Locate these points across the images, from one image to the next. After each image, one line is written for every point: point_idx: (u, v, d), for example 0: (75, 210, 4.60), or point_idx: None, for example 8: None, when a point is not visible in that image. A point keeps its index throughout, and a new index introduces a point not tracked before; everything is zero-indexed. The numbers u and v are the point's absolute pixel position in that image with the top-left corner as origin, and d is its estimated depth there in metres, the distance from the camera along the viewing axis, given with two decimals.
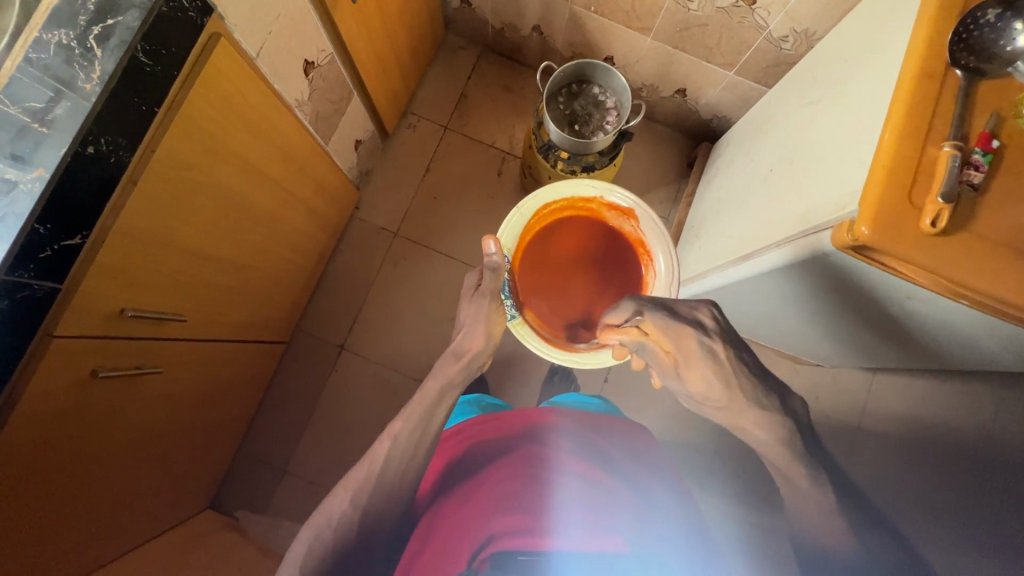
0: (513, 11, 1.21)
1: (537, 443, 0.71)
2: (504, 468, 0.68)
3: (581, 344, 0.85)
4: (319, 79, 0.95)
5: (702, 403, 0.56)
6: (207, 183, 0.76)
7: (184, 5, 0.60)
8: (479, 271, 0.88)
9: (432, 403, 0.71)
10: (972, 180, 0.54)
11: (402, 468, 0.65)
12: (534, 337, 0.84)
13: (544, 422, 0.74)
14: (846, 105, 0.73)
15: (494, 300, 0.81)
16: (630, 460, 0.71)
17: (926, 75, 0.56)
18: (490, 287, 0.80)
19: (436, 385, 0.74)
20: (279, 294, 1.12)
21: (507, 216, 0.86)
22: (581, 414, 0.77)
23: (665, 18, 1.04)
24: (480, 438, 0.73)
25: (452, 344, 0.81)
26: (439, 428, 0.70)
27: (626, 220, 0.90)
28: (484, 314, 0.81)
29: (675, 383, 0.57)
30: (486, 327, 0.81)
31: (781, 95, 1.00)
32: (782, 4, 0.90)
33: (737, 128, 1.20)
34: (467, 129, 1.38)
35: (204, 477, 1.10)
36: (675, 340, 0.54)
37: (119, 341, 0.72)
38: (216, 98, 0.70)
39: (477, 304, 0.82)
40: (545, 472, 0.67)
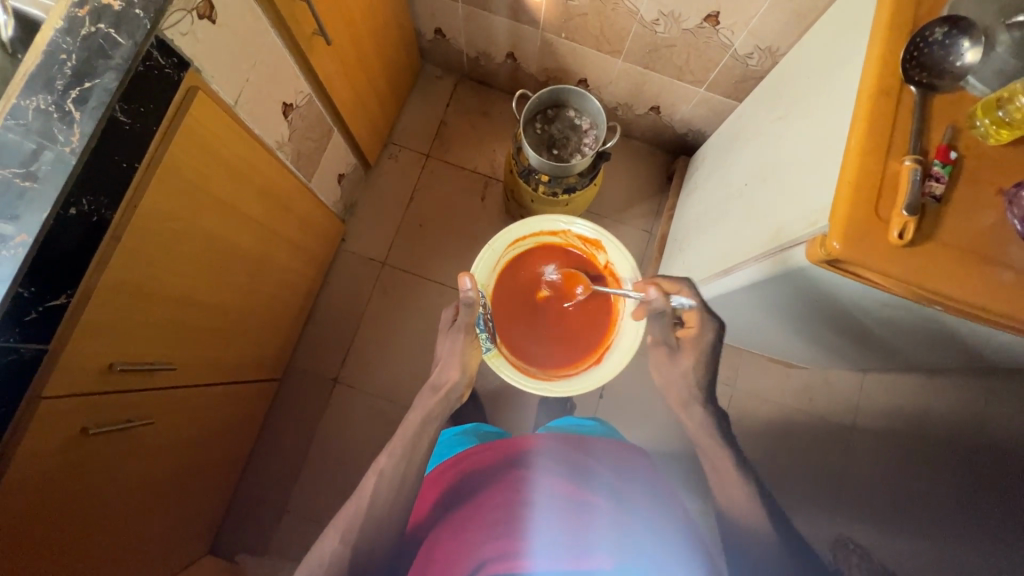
0: (486, 39, 1.24)
1: (525, 467, 0.72)
2: (497, 485, 0.70)
3: (556, 372, 0.85)
4: (298, 119, 0.96)
5: (679, 377, 0.79)
6: (192, 231, 0.76)
7: (160, 62, 0.61)
8: (455, 305, 0.90)
9: (414, 436, 0.75)
10: (935, 191, 0.55)
11: (390, 502, 0.69)
12: (508, 368, 0.83)
13: (533, 442, 0.76)
14: (813, 122, 0.75)
15: (467, 334, 0.82)
16: (617, 469, 0.74)
17: (881, 93, 0.58)
18: (464, 321, 0.81)
19: (417, 419, 0.78)
20: (269, 333, 1.12)
21: (479, 253, 0.85)
22: (567, 434, 0.79)
23: (633, 40, 1.07)
24: (474, 467, 0.73)
25: (430, 377, 0.84)
26: (425, 454, 0.75)
27: (596, 250, 0.89)
28: (459, 348, 0.83)
29: (669, 361, 0.80)
30: (460, 359, 0.83)
31: (752, 108, 1.02)
32: (744, 23, 0.93)
33: (712, 141, 1.23)
34: (449, 156, 1.40)
35: (202, 523, 1.08)
36: (699, 324, 0.78)
37: (111, 395, 0.71)
38: (197, 149, 0.71)
39: (453, 339, 0.84)
40: (532, 497, 0.68)
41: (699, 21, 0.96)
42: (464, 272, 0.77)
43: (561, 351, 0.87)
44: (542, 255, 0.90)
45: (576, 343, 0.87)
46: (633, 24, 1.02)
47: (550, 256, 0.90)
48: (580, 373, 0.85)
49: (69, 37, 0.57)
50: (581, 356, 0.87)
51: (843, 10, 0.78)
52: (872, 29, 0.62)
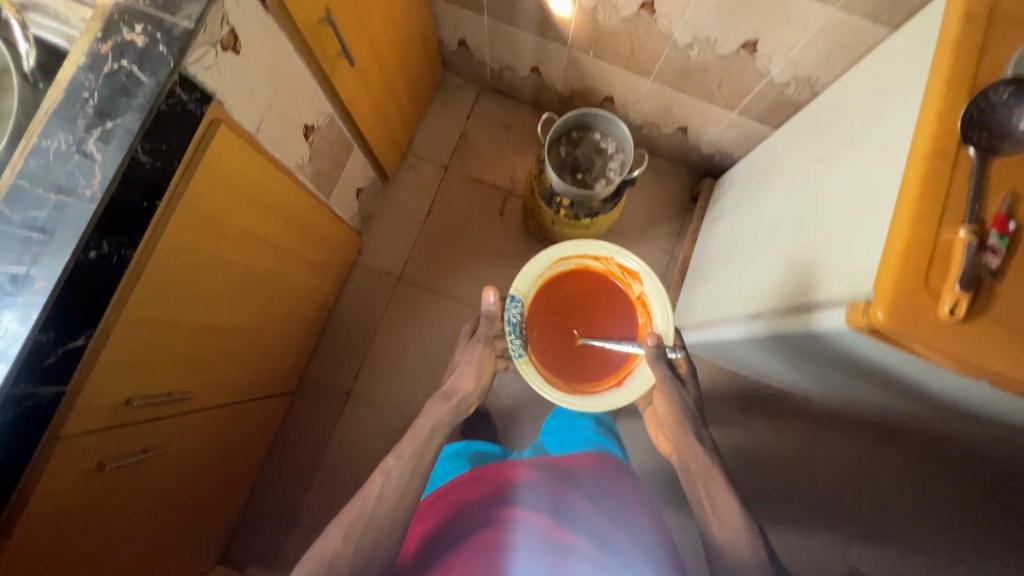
0: (511, 53, 1.21)
1: (508, 502, 0.76)
2: (483, 524, 0.74)
3: (577, 389, 0.81)
4: (319, 140, 0.94)
5: (685, 405, 0.82)
6: (210, 262, 0.75)
7: (183, 99, 0.60)
8: (476, 319, 0.93)
9: (423, 443, 0.77)
10: (990, 264, 0.52)
11: (394, 504, 0.70)
12: (535, 376, 0.78)
13: (516, 474, 0.80)
14: (854, 174, 0.71)
15: (486, 346, 0.85)
16: (603, 495, 0.80)
17: (934, 156, 0.55)
18: (485, 333, 0.85)
19: (427, 425, 0.79)
20: (285, 349, 1.12)
21: (529, 259, 0.80)
22: (547, 462, 0.84)
23: (664, 62, 1.03)
24: (461, 501, 0.78)
25: (442, 387, 0.86)
26: (431, 462, 0.76)
27: (633, 282, 0.85)
28: (477, 358, 0.86)
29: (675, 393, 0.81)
30: (477, 369, 0.85)
31: (789, 140, 0.99)
32: (783, 52, 0.89)
33: (742, 166, 1.19)
34: (469, 169, 1.38)
35: (213, 536, 1.08)
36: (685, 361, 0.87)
37: (129, 428, 0.71)
38: (217, 182, 0.69)
39: (472, 349, 0.87)
40: (516, 536, 0.72)
41: (736, 48, 0.92)
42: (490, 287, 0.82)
43: (583, 369, 0.83)
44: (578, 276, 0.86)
45: (599, 363, 0.83)
46: (664, 46, 0.98)
47: (590, 280, 0.86)
48: (600, 393, 0.81)
49: (92, 74, 0.56)
50: (602, 377, 0.83)
51: (894, 55, 0.74)
52: (928, 88, 0.59)
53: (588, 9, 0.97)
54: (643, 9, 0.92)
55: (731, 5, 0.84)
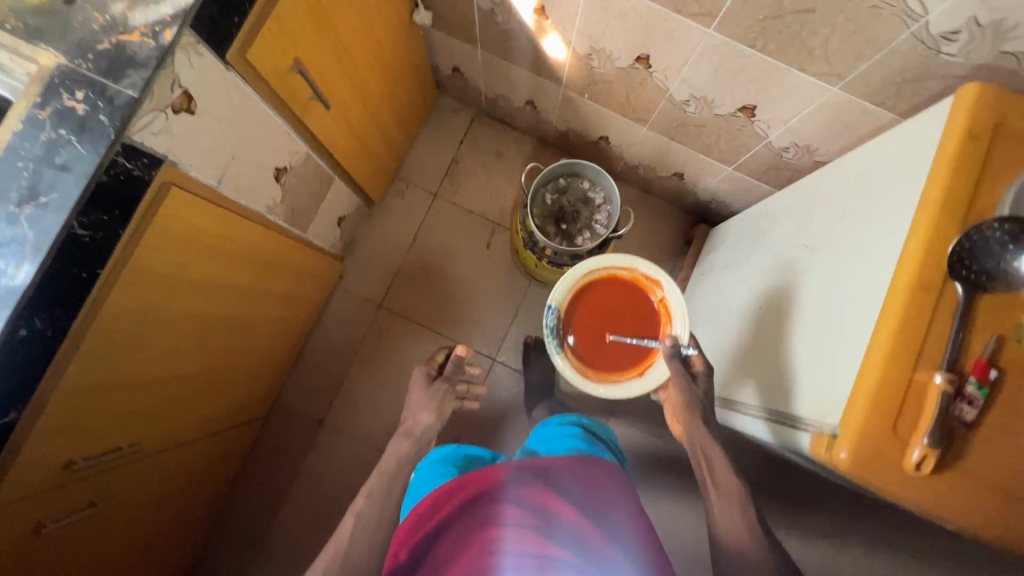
0: (505, 85, 1.16)
1: (486, 521, 0.66)
2: (454, 558, 0.63)
3: (605, 376, 0.89)
4: (293, 179, 0.91)
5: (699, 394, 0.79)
6: (165, 318, 0.72)
7: (128, 167, 0.57)
8: (427, 362, 0.89)
9: (390, 479, 0.72)
10: (965, 415, 0.49)
11: (372, 544, 0.66)
12: (570, 367, 0.89)
13: (495, 480, 0.69)
14: (835, 279, 0.67)
15: (449, 389, 0.85)
16: (596, 498, 0.71)
17: (914, 298, 0.51)
18: (450, 374, 0.86)
19: (392, 464, 0.74)
20: (257, 380, 1.10)
21: (559, 283, 0.92)
22: (531, 462, 0.74)
23: (660, 113, 0.98)
24: (427, 537, 0.65)
25: (401, 425, 0.80)
26: (399, 499, 0.71)
27: (655, 288, 0.91)
28: (439, 399, 0.83)
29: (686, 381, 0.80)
30: (439, 408, 0.82)
31: (784, 204, 0.93)
32: (782, 120, 0.84)
33: (737, 218, 1.14)
34: (458, 197, 1.34)
35: (176, 560, 1.08)
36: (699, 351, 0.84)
37: (73, 485, 0.69)
38: (171, 242, 0.66)
39: (434, 391, 0.84)
40: (494, 561, 0.62)
41: (734, 109, 0.87)
42: (460, 345, 0.89)
43: (608, 359, 0.90)
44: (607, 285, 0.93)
45: (624, 355, 0.90)
46: (660, 99, 0.94)
47: (619, 288, 0.93)
48: (628, 381, 0.88)
49: (27, 142, 0.53)
50: (625, 365, 0.89)
51: (889, 148, 0.69)
52: (913, 216, 0.54)
53: (583, 55, 0.92)
54: (638, 62, 0.87)
55: (728, 70, 0.79)
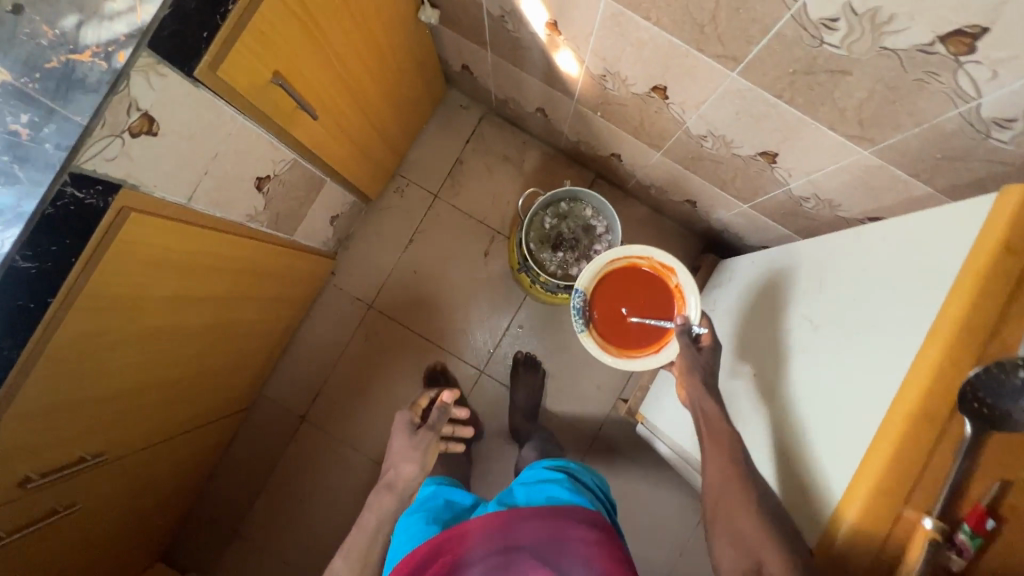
0: (515, 89, 1.08)
1: None
2: None
3: (626, 352, 0.88)
4: (277, 187, 0.86)
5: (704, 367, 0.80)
6: (132, 336, 0.70)
7: (78, 196, 0.52)
8: (410, 410, 0.83)
9: (369, 538, 0.68)
10: (954, 563, 0.48)
11: None
12: (593, 343, 0.88)
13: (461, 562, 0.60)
14: (822, 376, 0.63)
15: (435, 437, 0.78)
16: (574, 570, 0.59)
17: (910, 433, 0.50)
18: (434, 420, 0.79)
19: (370, 521, 0.69)
20: (240, 377, 1.08)
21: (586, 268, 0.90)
22: (501, 525, 0.63)
23: (675, 143, 0.90)
24: None
25: (383, 475, 0.75)
26: (379, 559, 0.67)
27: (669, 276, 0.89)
28: (427, 447, 0.77)
29: (693, 352, 0.82)
30: (424, 458, 0.76)
31: (788, 253, 0.86)
32: (804, 171, 0.76)
33: (743, 257, 1.07)
34: (459, 200, 1.28)
35: (151, 543, 1.10)
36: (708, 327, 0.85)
37: (29, 499, 0.68)
38: (135, 265, 0.63)
39: (419, 440, 0.77)
40: None
41: (753, 153, 0.79)
42: (446, 390, 0.82)
43: (627, 336, 0.89)
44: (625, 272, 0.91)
45: (644, 333, 0.89)
46: (676, 130, 0.86)
47: (636, 276, 0.91)
48: (648, 355, 0.87)
49: None
50: (643, 342, 0.88)
51: (891, 237, 0.64)
52: (923, 343, 0.51)
53: (597, 75, 0.85)
54: (654, 92, 0.79)
55: (751, 115, 0.71)
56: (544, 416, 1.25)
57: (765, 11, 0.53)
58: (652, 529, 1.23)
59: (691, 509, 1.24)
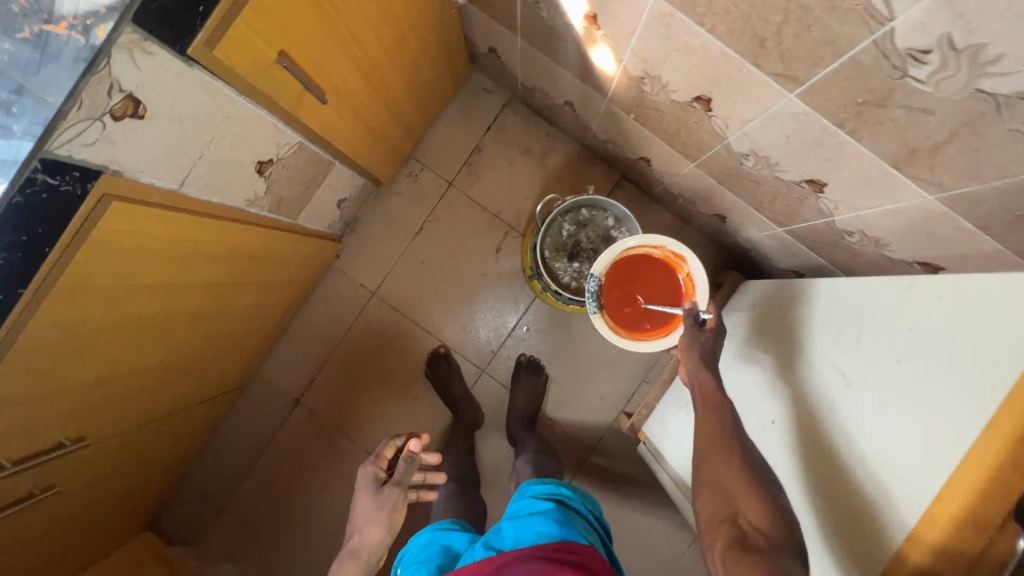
0: (544, 80, 1.01)
1: None
2: None
3: (636, 337, 0.90)
4: (281, 171, 0.81)
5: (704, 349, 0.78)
6: (114, 325, 0.66)
7: (51, 181, 0.48)
8: (374, 458, 0.72)
9: None
10: None
11: None
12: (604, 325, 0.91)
13: None
14: (859, 452, 0.61)
15: (404, 494, 0.68)
16: None
17: (952, 540, 0.49)
18: (401, 476, 0.68)
19: None
20: (234, 358, 1.05)
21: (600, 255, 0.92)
22: None
23: (712, 156, 0.83)
24: None
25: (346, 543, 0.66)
26: None
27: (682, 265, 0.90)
28: (392, 507, 0.66)
29: (696, 332, 0.80)
30: (391, 522, 0.66)
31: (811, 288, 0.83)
32: (854, 206, 0.69)
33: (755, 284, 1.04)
34: (474, 191, 1.22)
35: (136, 514, 1.09)
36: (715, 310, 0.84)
37: (2, 486, 0.65)
38: (117, 255, 0.58)
39: (384, 500, 0.67)
40: None
41: (799, 179, 0.72)
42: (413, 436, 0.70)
43: (638, 322, 0.91)
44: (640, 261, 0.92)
45: (655, 320, 0.90)
46: (716, 144, 0.79)
47: (649, 265, 0.92)
48: (657, 340, 0.88)
49: None
50: (654, 328, 0.90)
51: (934, 303, 0.60)
52: (970, 447, 0.49)
53: (635, 77, 0.77)
54: (697, 102, 0.72)
55: (802, 141, 0.64)
56: (543, 422, 1.21)
57: (842, 33, 0.45)
58: (644, 547, 1.19)
59: (685, 532, 1.20)
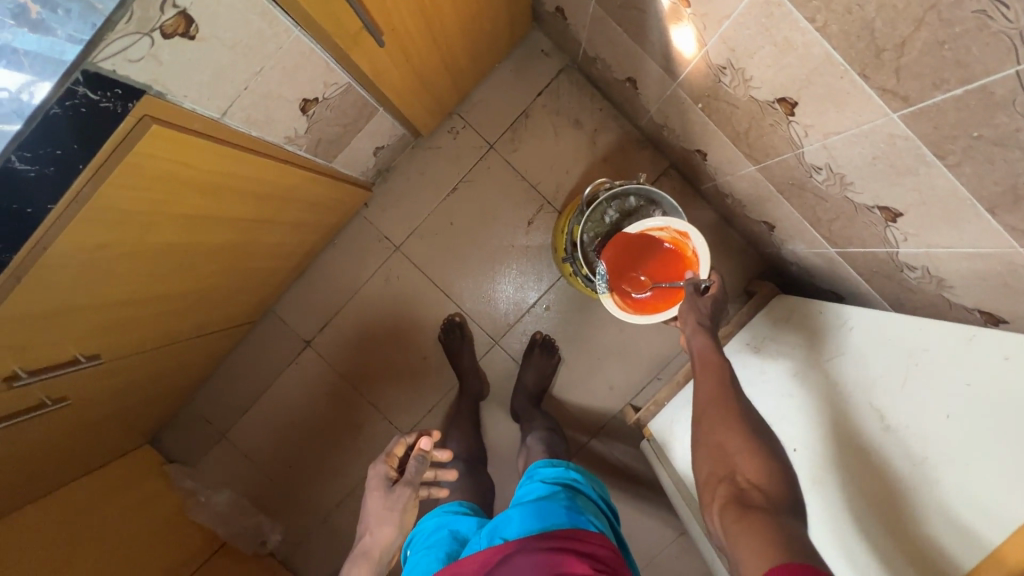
0: (609, 50, 0.94)
1: None
2: None
3: (643, 314, 0.86)
4: (323, 111, 0.76)
5: (699, 313, 0.75)
6: (142, 250, 0.64)
7: (91, 97, 0.44)
8: (383, 458, 0.71)
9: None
10: None
11: None
12: (612, 304, 0.88)
13: None
14: (896, 497, 0.63)
15: (413, 495, 0.68)
16: None
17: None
18: (412, 476, 0.68)
19: None
20: (253, 292, 1.04)
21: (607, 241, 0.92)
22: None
23: (778, 163, 0.78)
24: None
25: (357, 540, 0.67)
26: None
27: (686, 243, 0.87)
28: (402, 505, 0.67)
29: (693, 297, 0.76)
30: (400, 519, 0.66)
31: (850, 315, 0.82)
32: (926, 243, 0.63)
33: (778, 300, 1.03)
34: (515, 157, 1.17)
35: (142, 428, 1.11)
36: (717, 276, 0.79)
37: (16, 393, 0.65)
38: (152, 180, 0.56)
39: (396, 498, 0.67)
40: None
41: (872, 204, 0.67)
42: (423, 435, 0.70)
43: (645, 304, 0.88)
44: (649, 247, 0.91)
45: (662, 300, 0.86)
46: (788, 151, 0.73)
47: (657, 249, 0.90)
48: (661, 314, 0.84)
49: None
50: (661, 307, 0.86)
51: (995, 361, 0.58)
52: None
53: (714, 65, 0.71)
54: (779, 104, 0.66)
55: (889, 164, 0.58)
56: (548, 402, 1.21)
57: (980, 57, 0.40)
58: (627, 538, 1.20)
59: (670, 529, 1.21)
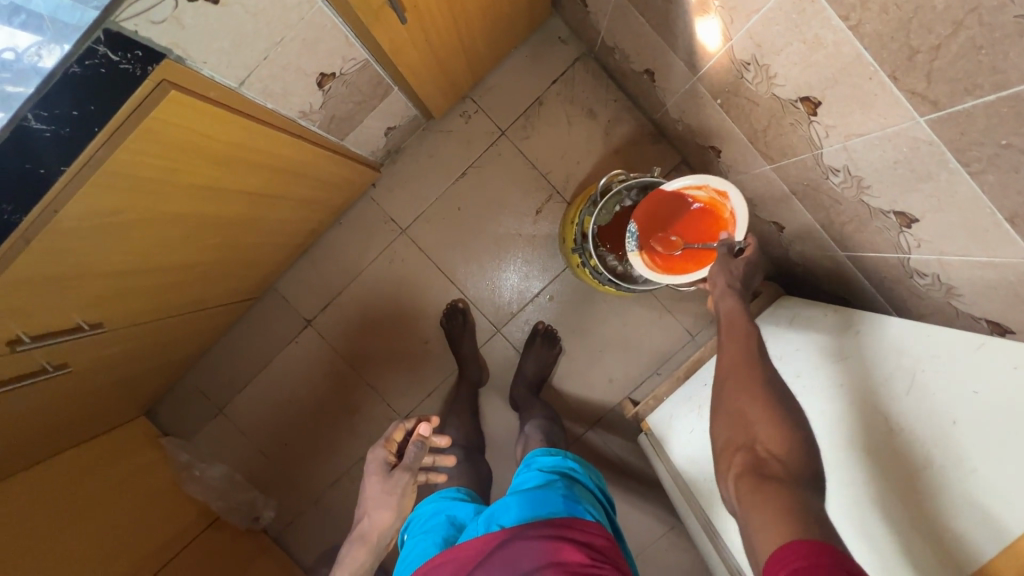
0: (629, 40, 0.93)
1: None
2: None
3: (673, 274, 0.88)
4: (340, 86, 0.75)
5: (732, 274, 0.74)
6: (151, 219, 0.63)
7: (111, 58, 0.43)
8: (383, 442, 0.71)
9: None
10: None
11: None
12: (641, 264, 0.90)
13: None
14: (904, 499, 0.63)
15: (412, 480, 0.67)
16: None
17: None
18: (412, 461, 0.67)
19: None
20: (257, 268, 1.03)
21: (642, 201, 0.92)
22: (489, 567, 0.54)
23: (795, 163, 0.78)
24: None
25: (357, 522, 0.68)
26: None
27: (723, 203, 0.86)
28: (401, 489, 0.67)
29: (727, 259, 0.75)
30: (399, 503, 0.67)
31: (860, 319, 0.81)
32: (938, 249, 0.63)
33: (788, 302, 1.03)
34: (527, 145, 1.16)
35: (140, 398, 1.10)
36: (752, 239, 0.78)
37: (17, 358, 0.64)
38: (166, 147, 0.55)
39: (394, 481, 0.67)
40: None
41: (887, 209, 0.66)
42: (422, 422, 0.68)
43: (676, 263, 0.90)
44: (684, 205, 0.91)
45: (694, 259, 0.88)
46: (806, 151, 0.73)
47: (692, 208, 0.90)
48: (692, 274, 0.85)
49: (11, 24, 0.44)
50: (692, 266, 0.88)
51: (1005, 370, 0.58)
52: None
53: (738, 60, 0.70)
54: (802, 102, 0.66)
55: (909, 169, 0.58)
56: (547, 391, 1.21)
57: (1017, 64, 0.40)
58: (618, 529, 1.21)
59: (662, 522, 1.22)
